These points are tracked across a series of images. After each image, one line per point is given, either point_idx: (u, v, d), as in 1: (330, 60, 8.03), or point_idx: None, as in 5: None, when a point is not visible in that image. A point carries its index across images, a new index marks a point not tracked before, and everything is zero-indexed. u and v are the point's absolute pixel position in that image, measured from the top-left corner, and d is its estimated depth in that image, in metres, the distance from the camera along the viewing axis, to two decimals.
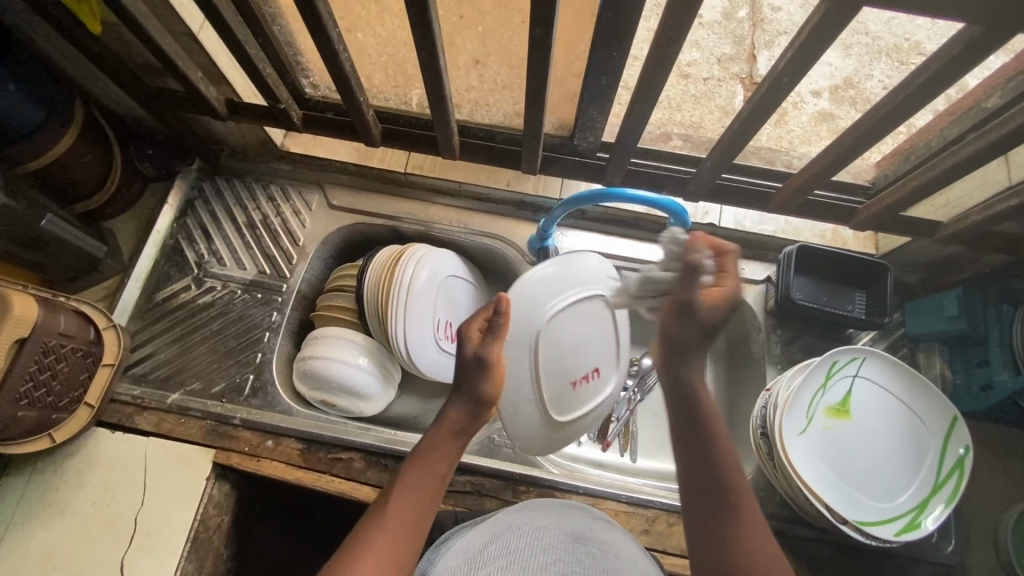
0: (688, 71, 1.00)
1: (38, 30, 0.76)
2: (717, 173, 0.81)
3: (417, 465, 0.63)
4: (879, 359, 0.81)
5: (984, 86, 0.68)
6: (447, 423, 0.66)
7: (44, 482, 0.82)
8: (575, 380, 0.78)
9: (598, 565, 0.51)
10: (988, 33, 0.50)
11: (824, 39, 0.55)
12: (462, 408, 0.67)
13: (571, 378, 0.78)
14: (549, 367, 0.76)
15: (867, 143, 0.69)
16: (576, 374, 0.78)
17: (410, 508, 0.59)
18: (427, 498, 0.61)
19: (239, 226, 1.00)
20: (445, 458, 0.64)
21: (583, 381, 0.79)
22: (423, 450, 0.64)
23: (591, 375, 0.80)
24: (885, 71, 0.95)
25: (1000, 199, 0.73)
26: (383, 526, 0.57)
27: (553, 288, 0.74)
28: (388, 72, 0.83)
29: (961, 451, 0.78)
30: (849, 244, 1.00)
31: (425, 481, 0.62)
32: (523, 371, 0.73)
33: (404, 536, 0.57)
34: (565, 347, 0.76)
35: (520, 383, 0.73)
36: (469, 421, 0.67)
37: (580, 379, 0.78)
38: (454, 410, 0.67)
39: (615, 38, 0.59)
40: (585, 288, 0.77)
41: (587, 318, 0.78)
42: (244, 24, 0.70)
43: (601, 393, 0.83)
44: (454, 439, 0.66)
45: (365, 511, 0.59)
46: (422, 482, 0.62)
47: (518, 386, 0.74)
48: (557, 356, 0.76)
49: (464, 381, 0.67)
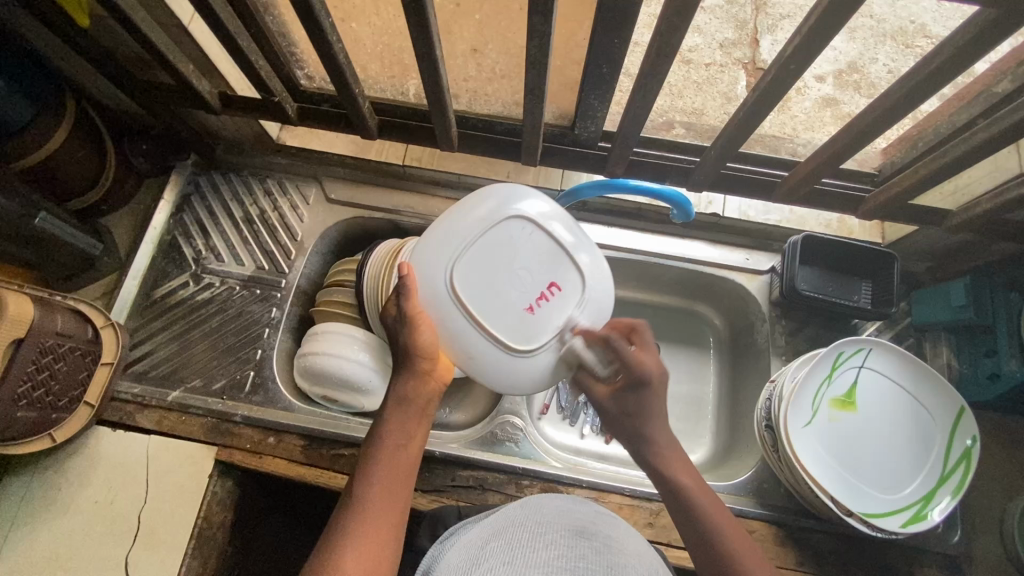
0: (689, 57, 0.98)
1: (26, 24, 0.75)
2: (721, 163, 0.80)
3: (378, 442, 0.60)
4: (885, 349, 0.80)
5: (997, 70, 0.66)
6: (397, 399, 0.63)
7: (47, 480, 0.82)
8: (528, 302, 0.71)
9: (602, 558, 0.50)
10: (1001, 18, 0.49)
11: (834, 23, 0.53)
12: (409, 378, 0.64)
13: (524, 302, 0.71)
14: (481, 306, 0.70)
15: (874, 132, 0.67)
16: (527, 298, 0.71)
17: (385, 496, 0.55)
18: (399, 477, 0.57)
19: (236, 221, 0.99)
20: (406, 433, 0.61)
21: (541, 301, 0.71)
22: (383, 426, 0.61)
23: (555, 285, 0.71)
24: (890, 54, 0.92)
25: (1010, 187, 0.72)
26: (362, 527, 0.52)
27: (459, 232, 0.71)
28: (383, 63, 0.81)
29: (969, 443, 0.77)
30: (854, 233, 0.99)
31: (391, 457, 0.58)
32: (457, 320, 0.70)
33: (383, 526, 0.53)
34: (495, 275, 0.70)
35: (461, 334, 0.70)
36: (419, 389, 0.64)
37: (535, 301, 0.71)
38: (403, 380, 0.64)
39: (617, 25, 0.57)
40: (511, 214, 0.71)
41: (515, 239, 0.71)
42: (234, 15, 0.69)
43: (579, 303, 0.72)
44: (412, 409, 0.63)
45: (334, 512, 0.55)
46: (393, 458, 0.58)
47: (459, 329, 0.70)
48: (491, 291, 0.70)
49: (401, 349, 0.67)
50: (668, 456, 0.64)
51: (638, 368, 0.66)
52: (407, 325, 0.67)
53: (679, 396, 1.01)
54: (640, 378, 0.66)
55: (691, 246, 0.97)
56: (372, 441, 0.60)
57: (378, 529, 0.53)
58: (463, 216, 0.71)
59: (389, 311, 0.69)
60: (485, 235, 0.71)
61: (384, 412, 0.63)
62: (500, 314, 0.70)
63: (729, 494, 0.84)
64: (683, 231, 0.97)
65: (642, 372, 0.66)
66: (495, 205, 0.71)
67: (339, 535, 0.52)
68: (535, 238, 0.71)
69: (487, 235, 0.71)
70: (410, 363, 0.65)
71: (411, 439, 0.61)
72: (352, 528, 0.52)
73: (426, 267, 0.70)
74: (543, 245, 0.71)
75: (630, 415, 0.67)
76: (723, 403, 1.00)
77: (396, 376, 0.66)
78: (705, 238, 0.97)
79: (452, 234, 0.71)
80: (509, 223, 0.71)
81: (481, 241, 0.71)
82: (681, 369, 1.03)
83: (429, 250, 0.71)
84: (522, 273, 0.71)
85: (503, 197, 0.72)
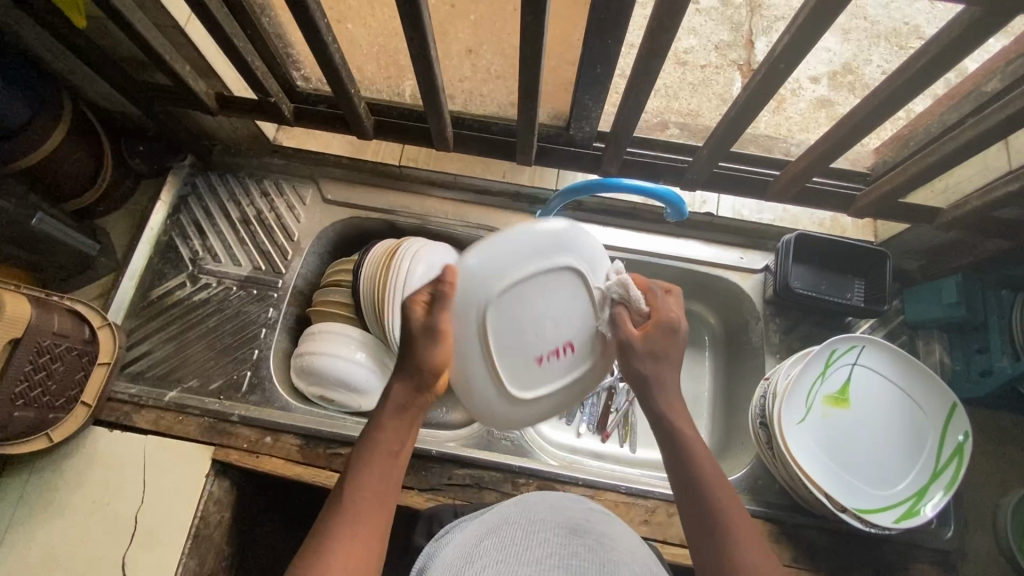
0: (686, 59, 0.98)
1: (23, 25, 0.75)
2: (714, 162, 0.81)
3: (371, 447, 0.58)
4: (877, 347, 0.81)
5: (986, 69, 0.67)
6: (393, 402, 0.61)
7: (43, 480, 0.82)
8: (540, 355, 0.69)
9: (594, 556, 0.50)
10: (986, 15, 0.49)
11: (824, 21, 0.54)
12: (408, 384, 0.62)
13: (537, 352, 0.69)
14: (500, 341, 0.68)
15: (864, 129, 0.68)
16: (542, 350, 0.69)
17: (372, 499, 0.55)
18: (388, 481, 0.57)
19: (233, 221, 0.99)
20: (400, 438, 0.60)
21: (552, 356, 0.70)
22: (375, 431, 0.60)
23: (571, 346, 0.70)
24: (885, 55, 0.93)
25: (999, 185, 0.73)
26: (348, 530, 0.52)
27: (513, 263, 0.65)
28: (380, 63, 0.81)
29: (960, 438, 0.77)
30: (847, 232, 0.99)
31: (381, 464, 0.57)
32: (472, 346, 0.67)
33: (371, 531, 0.53)
34: (528, 319, 0.67)
35: (468, 358, 0.68)
36: (416, 396, 0.62)
37: (547, 354, 0.70)
38: (401, 385, 0.62)
39: (610, 26, 0.58)
40: (568, 262, 0.67)
41: (558, 291, 0.68)
42: (230, 17, 0.69)
43: (582, 367, 0.72)
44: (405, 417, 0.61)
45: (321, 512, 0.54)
46: (384, 466, 0.57)
47: (471, 353, 0.68)
48: (514, 331, 0.68)
49: (410, 354, 0.62)
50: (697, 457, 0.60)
51: (673, 315, 0.65)
52: (432, 339, 0.62)
53: None
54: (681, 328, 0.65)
55: (686, 245, 0.97)
56: (363, 445, 0.59)
57: (367, 533, 0.52)
58: (525, 248, 0.65)
59: (417, 304, 0.63)
60: (537, 277, 0.66)
61: (377, 415, 0.61)
62: (512, 356, 0.69)
63: None
64: (678, 230, 0.98)
65: (675, 317, 0.65)
66: (558, 248, 0.66)
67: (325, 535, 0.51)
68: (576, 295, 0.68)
69: (540, 279, 0.66)
70: (415, 370, 0.62)
71: (402, 447, 0.60)
72: (337, 531, 0.52)
73: (468, 283, 0.64)
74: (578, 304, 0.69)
75: (655, 357, 0.65)
76: (718, 402, 1.01)
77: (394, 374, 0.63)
78: (699, 238, 0.98)
79: (506, 262, 0.65)
80: (562, 273, 0.67)
81: (528, 283, 0.66)
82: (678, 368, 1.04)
83: (475, 267, 0.64)
84: (548, 325, 0.68)
85: (567, 243, 0.67)
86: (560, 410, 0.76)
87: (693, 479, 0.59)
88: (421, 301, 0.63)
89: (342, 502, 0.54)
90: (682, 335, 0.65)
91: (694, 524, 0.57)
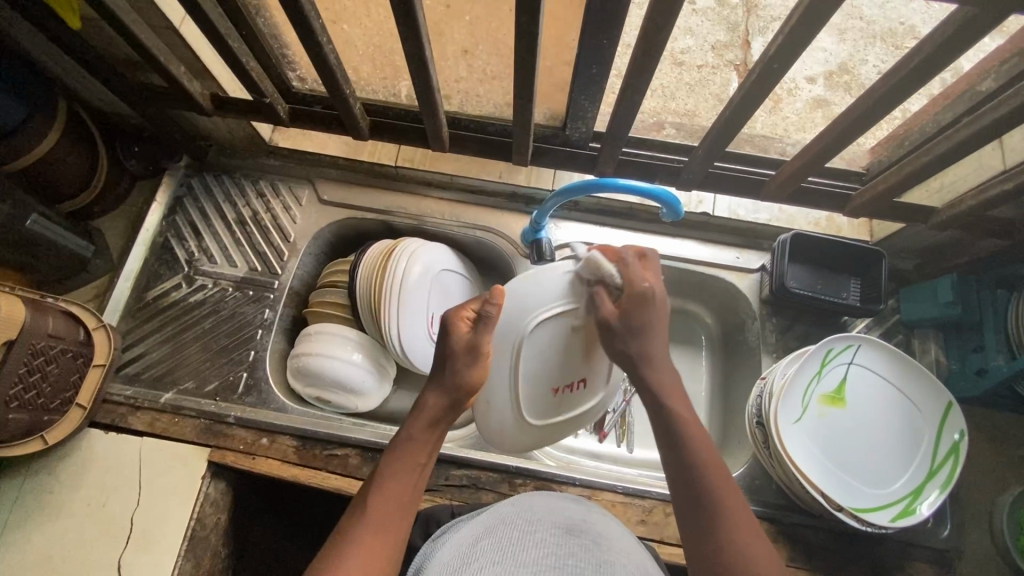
0: (682, 58, 0.97)
1: (16, 25, 0.74)
2: (710, 161, 0.81)
3: (400, 457, 0.59)
4: (873, 346, 0.81)
5: (980, 68, 0.67)
6: (425, 414, 0.62)
7: (39, 482, 0.81)
8: (557, 387, 0.70)
9: (591, 556, 0.50)
10: (980, 14, 0.49)
11: (818, 20, 0.54)
12: (442, 397, 0.63)
13: (555, 383, 0.70)
14: (526, 368, 0.70)
15: (859, 129, 0.68)
16: (561, 382, 0.70)
17: (393, 509, 0.55)
18: (408, 495, 0.57)
19: (229, 222, 0.99)
20: (426, 451, 0.61)
21: (568, 389, 0.71)
22: (405, 442, 0.61)
23: (587, 381, 0.72)
24: (881, 55, 0.87)
25: (994, 184, 0.73)
26: (367, 535, 0.52)
27: (558, 294, 0.68)
28: (375, 64, 0.81)
29: (956, 437, 0.77)
30: (843, 232, 0.99)
31: (407, 476, 0.58)
32: (501, 368, 0.70)
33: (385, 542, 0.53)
34: (557, 353, 0.69)
35: (495, 380, 0.71)
36: (447, 412, 0.63)
37: (565, 386, 0.71)
38: (434, 398, 0.63)
39: (606, 26, 0.58)
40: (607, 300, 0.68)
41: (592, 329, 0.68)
42: (225, 17, 0.69)
43: (591, 401, 0.75)
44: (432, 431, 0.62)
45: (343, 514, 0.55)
46: (408, 479, 0.58)
47: (498, 375, 0.71)
48: (541, 360, 0.69)
49: (447, 369, 0.64)
50: (706, 467, 0.58)
51: (645, 284, 0.65)
52: (474, 357, 0.64)
53: None
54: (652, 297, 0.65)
55: (683, 245, 0.97)
56: (394, 454, 0.60)
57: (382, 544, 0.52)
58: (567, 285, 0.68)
59: (461, 318, 0.65)
60: (576, 312, 0.68)
61: (408, 426, 0.62)
62: (533, 383, 0.70)
63: None
64: (674, 230, 0.98)
65: (646, 288, 0.64)
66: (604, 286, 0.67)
67: (345, 540, 0.52)
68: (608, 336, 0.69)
69: (579, 314, 0.68)
70: (452, 385, 0.63)
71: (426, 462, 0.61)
72: (358, 536, 0.52)
73: (513, 308, 0.69)
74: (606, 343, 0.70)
75: (636, 330, 0.64)
76: (715, 402, 1.01)
77: (428, 385, 0.65)
78: (695, 238, 0.98)
79: (551, 294, 0.68)
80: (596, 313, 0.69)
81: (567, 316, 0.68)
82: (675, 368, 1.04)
83: (520, 296, 0.69)
84: (574, 360, 0.69)
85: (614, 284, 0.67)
86: (571, 433, 0.78)
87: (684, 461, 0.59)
88: (467, 317, 0.66)
89: (364, 508, 0.55)
90: (656, 306, 0.65)
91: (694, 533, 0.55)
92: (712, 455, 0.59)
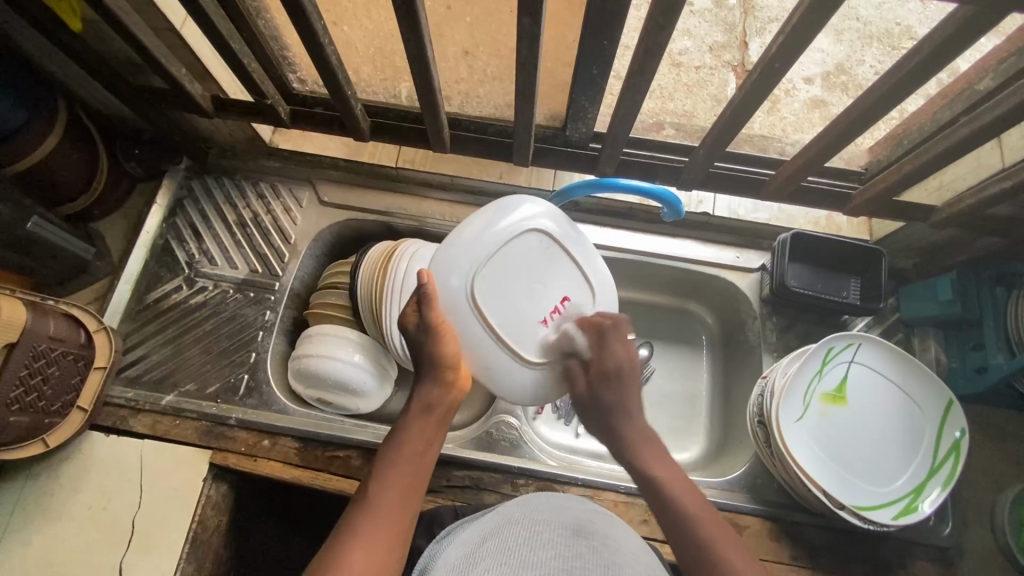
0: (680, 60, 0.98)
1: (18, 28, 0.75)
2: (710, 162, 0.81)
3: (396, 447, 0.60)
4: (874, 345, 0.81)
5: (977, 68, 0.67)
6: (419, 403, 0.63)
7: (40, 485, 0.81)
8: (543, 317, 0.73)
9: (598, 558, 0.50)
10: (979, 13, 0.50)
11: (817, 21, 0.54)
12: (434, 386, 0.64)
13: (539, 316, 0.73)
14: (498, 315, 0.71)
15: (859, 128, 0.68)
16: (543, 312, 0.73)
17: (396, 502, 0.55)
18: (411, 480, 0.58)
19: (230, 224, 0.99)
20: (423, 441, 0.61)
21: (555, 315, 0.74)
22: (401, 430, 0.62)
23: (568, 300, 0.74)
24: (878, 56, 0.90)
25: (993, 182, 0.73)
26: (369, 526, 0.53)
27: (480, 236, 0.70)
28: (376, 65, 0.81)
29: (957, 435, 0.78)
30: (842, 231, 1.00)
31: (407, 462, 0.59)
32: (476, 331, 0.71)
33: (392, 528, 0.53)
34: (515, 287, 0.72)
35: (479, 345, 0.71)
36: (440, 397, 0.64)
37: (550, 314, 0.73)
38: (426, 388, 0.64)
39: (606, 27, 0.58)
40: (531, 225, 0.73)
41: (530, 253, 0.73)
42: (227, 19, 0.69)
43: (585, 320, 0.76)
44: (429, 417, 0.63)
45: (346, 511, 0.56)
46: (408, 466, 0.59)
47: (478, 338, 0.71)
48: (507, 300, 0.72)
49: (422, 358, 0.66)
50: (699, 519, 0.58)
51: (610, 360, 0.70)
52: (431, 334, 0.66)
53: (673, 394, 1.02)
54: (615, 377, 0.69)
55: (683, 244, 0.98)
56: (390, 445, 0.61)
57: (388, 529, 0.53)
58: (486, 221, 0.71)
59: (406, 314, 0.68)
60: (507, 247, 0.72)
61: (405, 417, 0.63)
62: (518, 327, 0.72)
63: (724, 490, 0.84)
64: (674, 230, 0.98)
65: (612, 364, 0.70)
66: (514, 213, 0.73)
67: (349, 530, 0.53)
68: (553, 250, 0.74)
69: (509, 245, 0.72)
70: (435, 371, 0.65)
71: (427, 448, 0.61)
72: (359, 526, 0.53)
73: (444, 271, 0.70)
74: (558, 259, 0.74)
75: (607, 410, 0.69)
76: (716, 401, 1.01)
77: (420, 381, 0.65)
78: (695, 238, 0.98)
79: (474, 243, 0.70)
80: (523, 239, 0.73)
81: (500, 253, 0.71)
82: (676, 367, 1.04)
83: (447, 252, 0.70)
84: (536, 286, 0.73)
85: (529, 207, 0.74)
86: None
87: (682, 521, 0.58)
88: (409, 310, 0.68)
89: (364, 503, 0.55)
90: (623, 381, 0.69)
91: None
92: (704, 508, 0.59)
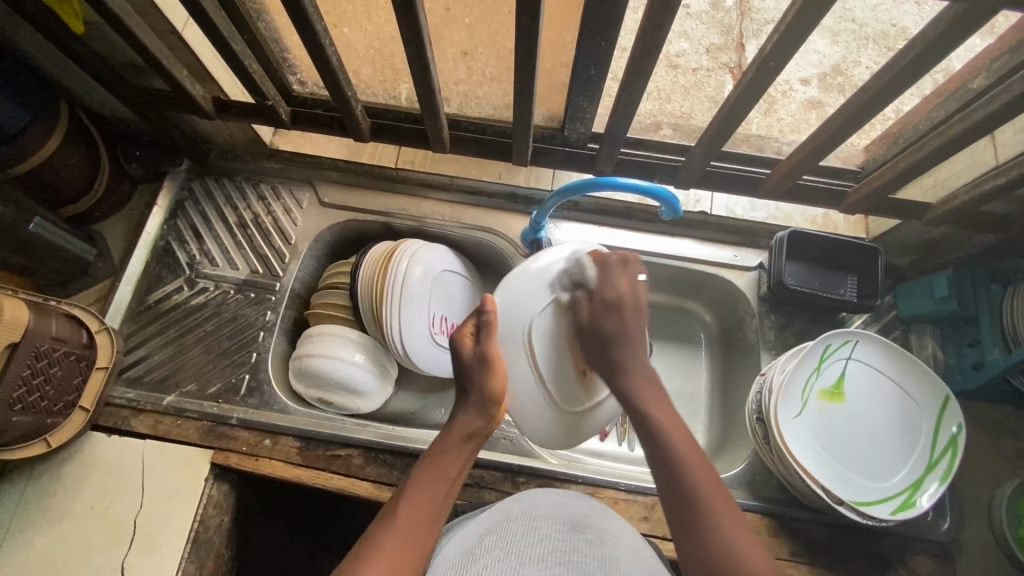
0: (676, 62, 0.98)
1: (21, 30, 0.75)
2: (707, 161, 0.82)
3: (429, 465, 0.62)
4: (870, 342, 0.82)
5: (970, 66, 0.68)
6: (459, 428, 0.66)
7: (42, 486, 0.81)
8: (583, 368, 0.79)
9: (596, 552, 0.50)
10: (971, 11, 0.50)
11: (811, 19, 0.55)
12: (478, 416, 0.68)
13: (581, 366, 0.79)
14: (550, 357, 0.77)
15: (854, 126, 0.69)
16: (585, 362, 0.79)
17: (421, 516, 0.57)
18: (438, 499, 0.60)
19: (230, 226, 1.00)
20: (458, 464, 0.64)
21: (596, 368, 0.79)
22: (436, 449, 0.65)
23: None
24: (873, 57, 0.92)
25: (988, 178, 0.74)
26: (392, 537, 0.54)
27: (543, 279, 0.77)
28: (376, 67, 0.82)
29: (954, 430, 0.78)
30: (839, 229, 1.01)
31: (436, 482, 0.61)
32: (522, 367, 0.77)
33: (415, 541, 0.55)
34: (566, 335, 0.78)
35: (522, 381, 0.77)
36: (480, 426, 0.68)
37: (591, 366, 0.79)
38: (466, 415, 0.68)
39: (604, 27, 0.59)
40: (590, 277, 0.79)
41: None
42: (228, 20, 0.69)
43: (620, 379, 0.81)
44: (466, 444, 0.66)
45: (371, 521, 0.57)
46: (435, 484, 0.60)
47: (524, 376, 0.77)
48: (555, 345, 0.78)
49: (471, 385, 0.69)
50: (688, 462, 0.61)
51: (615, 287, 0.75)
52: (483, 364, 0.69)
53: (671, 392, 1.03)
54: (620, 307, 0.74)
55: (680, 243, 0.98)
56: (424, 462, 0.63)
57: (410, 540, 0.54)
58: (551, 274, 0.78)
59: (464, 335, 0.73)
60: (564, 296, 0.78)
61: (442, 437, 0.66)
62: (561, 375, 0.78)
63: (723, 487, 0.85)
64: (672, 229, 0.99)
65: (616, 292, 0.75)
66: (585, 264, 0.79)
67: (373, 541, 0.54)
68: None
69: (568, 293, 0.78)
70: (481, 401, 0.68)
71: (458, 472, 0.64)
72: (384, 537, 0.54)
73: (511, 304, 0.76)
74: None
75: (608, 336, 0.72)
76: (715, 400, 1.01)
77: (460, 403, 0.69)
78: (693, 236, 0.99)
79: (540, 285, 0.77)
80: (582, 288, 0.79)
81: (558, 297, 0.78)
82: (674, 365, 1.05)
83: (516, 276, 0.77)
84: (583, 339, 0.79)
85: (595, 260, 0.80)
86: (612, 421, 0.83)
87: (673, 466, 0.61)
88: (468, 333, 0.73)
89: (391, 514, 0.57)
90: (626, 312, 0.74)
91: (683, 535, 0.57)
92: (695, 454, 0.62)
